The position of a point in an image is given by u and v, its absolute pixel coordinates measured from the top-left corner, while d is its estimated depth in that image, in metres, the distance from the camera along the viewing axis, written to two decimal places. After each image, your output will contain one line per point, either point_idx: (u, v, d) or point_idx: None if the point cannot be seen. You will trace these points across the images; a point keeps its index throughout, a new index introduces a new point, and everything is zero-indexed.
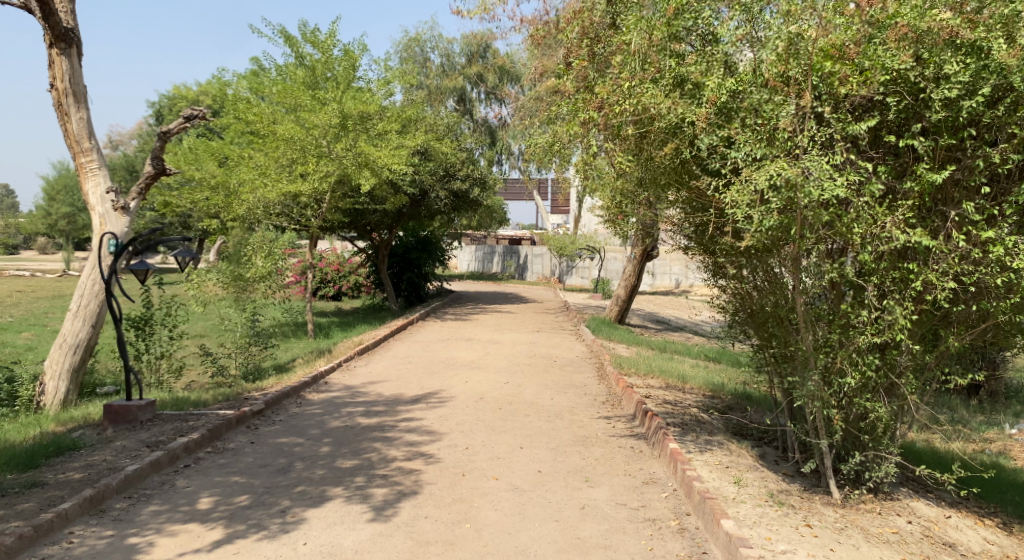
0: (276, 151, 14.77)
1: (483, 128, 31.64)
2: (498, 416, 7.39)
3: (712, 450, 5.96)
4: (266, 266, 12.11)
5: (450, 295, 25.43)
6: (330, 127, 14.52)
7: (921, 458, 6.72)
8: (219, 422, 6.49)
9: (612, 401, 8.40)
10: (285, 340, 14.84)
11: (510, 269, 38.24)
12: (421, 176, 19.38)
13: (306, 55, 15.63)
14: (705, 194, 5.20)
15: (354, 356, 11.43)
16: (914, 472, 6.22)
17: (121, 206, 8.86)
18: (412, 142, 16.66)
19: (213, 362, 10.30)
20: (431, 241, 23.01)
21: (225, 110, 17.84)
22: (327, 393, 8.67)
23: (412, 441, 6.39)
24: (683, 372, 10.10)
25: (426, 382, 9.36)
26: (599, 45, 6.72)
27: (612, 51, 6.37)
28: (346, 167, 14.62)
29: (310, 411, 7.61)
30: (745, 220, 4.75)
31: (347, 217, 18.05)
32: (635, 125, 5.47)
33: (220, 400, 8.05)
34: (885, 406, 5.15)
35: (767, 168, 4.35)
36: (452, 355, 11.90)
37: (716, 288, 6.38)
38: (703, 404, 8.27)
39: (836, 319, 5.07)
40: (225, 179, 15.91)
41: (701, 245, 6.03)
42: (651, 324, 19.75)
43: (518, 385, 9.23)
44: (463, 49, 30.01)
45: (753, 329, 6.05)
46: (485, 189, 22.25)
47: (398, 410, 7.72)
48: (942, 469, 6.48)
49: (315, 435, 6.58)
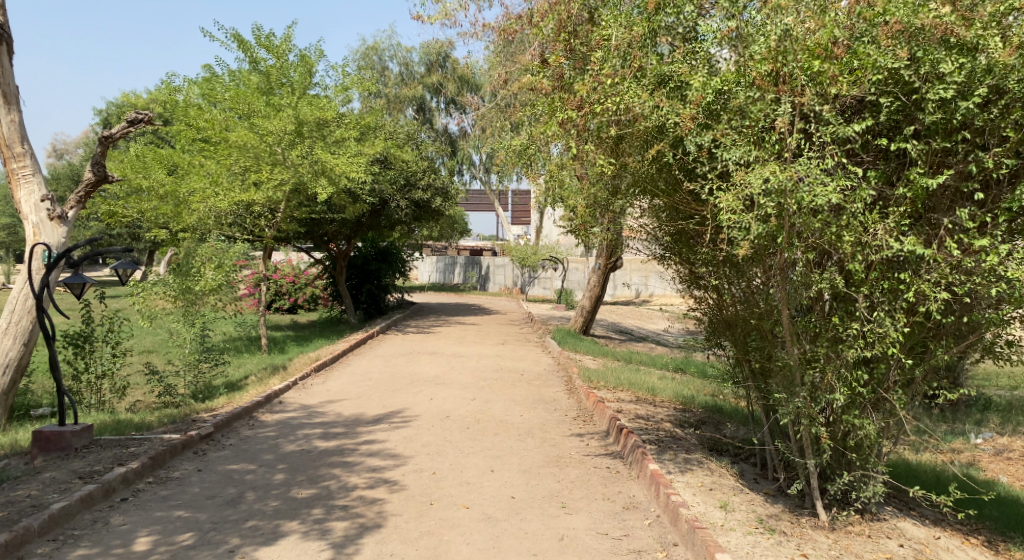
0: (228, 159, 14.17)
1: (443, 137, 31.30)
2: (465, 436, 7.00)
3: (692, 470, 5.68)
4: (216, 279, 11.50)
5: (411, 307, 24.87)
6: (285, 133, 14.01)
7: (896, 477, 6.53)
8: (162, 449, 5.94)
9: (583, 417, 8.09)
10: (237, 356, 14.13)
11: (471, 280, 37.80)
12: (381, 185, 18.89)
13: (260, 60, 15.07)
14: (687, 200, 4.93)
15: (311, 373, 10.88)
16: (895, 489, 6.03)
17: (58, 215, 8.20)
18: (371, 150, 16.22)
19: (159, 380, 9.64)
20: (391, 252, 22.44)
21: (175, 116, 17.12)
22: (283, 413, 8.14)
23: (374, 466, 5.94)
24: (652, 384, 9.85)
25: (388, 400, 8.90)
26: (574, 39, 6.45)
27: (586, 48, 6.07)
28: (302, 175, 14.12)
29: (263, 434, 7.08)
30: (731, 227, 4.51)
31: (304, 227, 17.44)
32: (615, 126, 5.20)
33: (165, 422, 7.44)
34: (873, 422, 4.95)
35: (756, 172, 4.11)
36: (415, 370, 11.45)
37: (692, 299, 6.15)
38: (676, 419, 8.02)
39: (824, 330, 4.84)
40: (174, 187, 15.21)
41: (680, 253, 5.76)
42: (615, 335, 19.56)
43: (485, 401, 8.85)
44: (423, 58, 29.69)
45: (732, 341, 5.82)
46: (447, 199, 21.89)
47: (359, 431, 7.25)
48: (935, 490, 6.28)
49: (269, 461, 6.08)
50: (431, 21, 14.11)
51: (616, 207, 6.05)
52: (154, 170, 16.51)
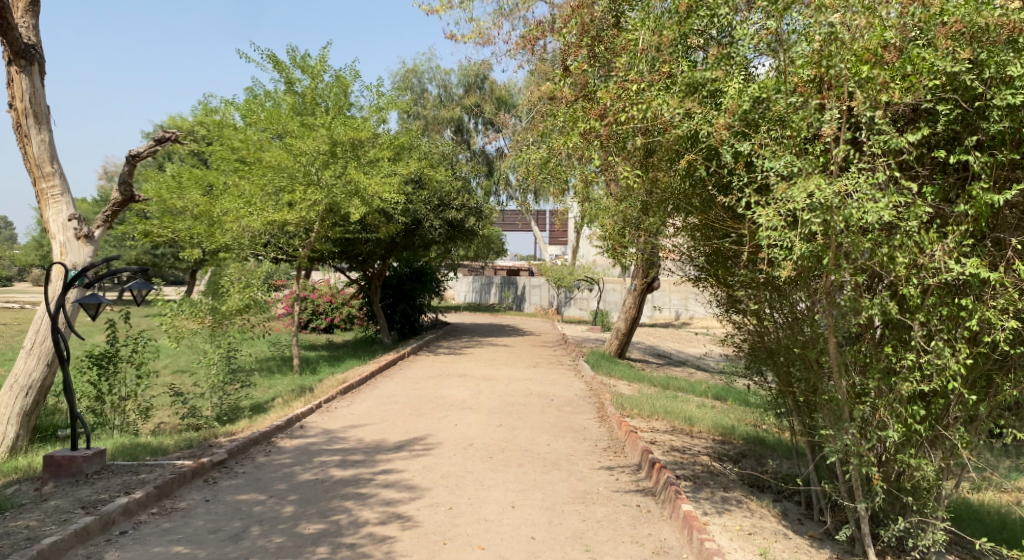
0: (262, 179, 14.22)
1: (480, 157, 31.32)
2: (488, 467, 6.65)
3: (730, 511, 5.22)
4: (243, 299, 11.44)
5: (445, 327, 24.66)
6: (319, 154, 13.96)
7: (965, 526, 5.95)
8: (170, 477, 5.74)
9: (614, 447, 7.67)
10: (268, 376, 14.05)
11: (508, 300, 37.50)
12: (415, 205, 18.79)
13: (296, 81, 15.18)
14: (723, 218, 4.58)
15: (336, 395, 10.68)
16: (958, 537, 5.47)
17: (85, 235, 8.22)
18: (404, 170, 16.15)
19: (184, 402, 9.55)
20: (425, 271, 22.33)
21: (213, 137, 17.34)
22: (303, 439, 7.91)
23: (389, 499, 5.63)
24: (689, 413, 9.34)
25: (412, 426, 8.61)
26: (604, 45, 6.14)
27: (615, 53, 5.73)
28: (336, 196, 14.05)
29: (279, 461, 6.85)
30: (770, 245, 4.15)
31: (338, 247, 17.44)
32: (644, 136, 4.87)
33: (182, 447, 7.28)
34: (932, 463, 4.45)
35: (798, 186, 3.77)
36: (443, 393, 11.16)
37: (729, 324, 5.75)
38: (714, 451, 7.55)
39: (875, 361, 4.39)
40: (209, 208, 15.37)
41: (717, 274, 5.38)
42: (652, 358, 18.99)
43: (512, 428, 8.50)
44: (460, 80, 29.90)
45: (773, 370, 5.40)
46: (481, 219, 21.74)
47: (378, 459, 6.96)
48: (1006, 542, 5.69)
49: (280, 491, 5.83)
50: (465, 40, 13.97)
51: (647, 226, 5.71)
52: (191, 190, 16.69)
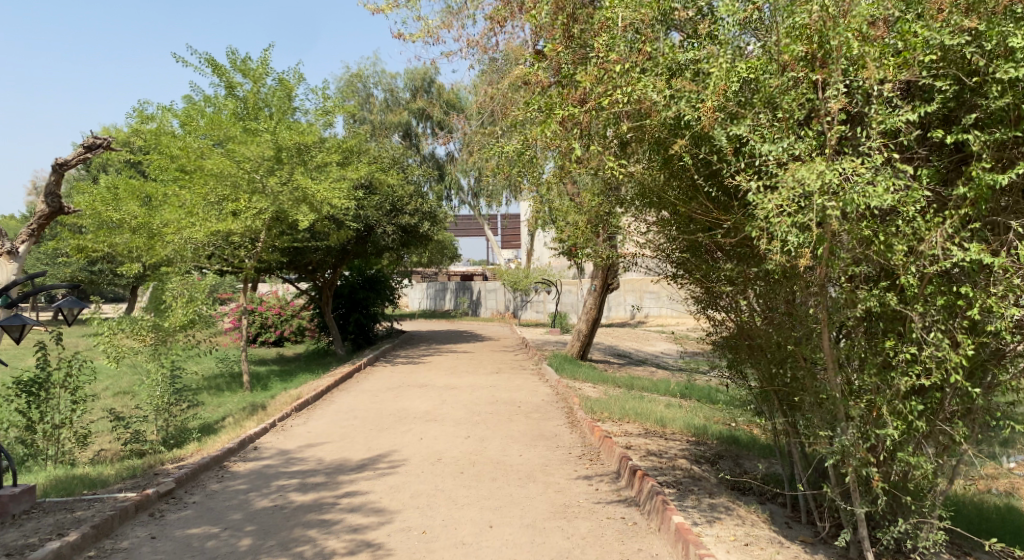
0: (203, 188, 13.47)
1: (431, 162, 30.93)
2: (460, 483, 6.26)
3: (721, 520, 4.94)
4: (187, 314, 10.72)
5: (401, 335, 24.06)
6: (263, 160, 13.33)
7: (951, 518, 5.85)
8: (110, 514, 5.16)
9: (590, 455, 7.37)
10: (216, 394, 13.29)
11: (463, 306, 37.01)
12: (366, 210, 18.21)
13: (237, 84, 14.50)
14: (710, 210, 4.35)
15: (291, 413, 10.10)
16: (946, 531, 5.34)
17: (8, 251, 6.73)
18: (354, 174, 15.60)
19: (125, 427, 8.84)
20: (379, 279, 21.75)
21: (149, 145, 16.44)
22: (258, 461, 7.36)
23: (356, 525, 5.19)
24: (660, 414, 9.13)
25: (375, 442, 8.13)
26: (575, 26, 5.84)
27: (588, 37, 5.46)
28: (283, 203, 13.43)
29: (233, 487, 6.30)
30: (763, 237, 3.92)
31: (286, 256, 16.74)
32: (628, 121, 4.61)
33: (124, 477, 6.65)
34: (930, 460, 4.28)
35: (798, 171, 3.53)
36: (405, 405, 10.71)
37: (708, 321, 5.55)
38: (690, 454, 7.32)
39: (872, 355, 4.19)
40: (146, 219, 14.51)
41: (697, 270, 5.16)
42: (613, 359, 18.85)
43: (481, 439, 8.13)
44: (408, 84, 29.47)
45: (757, 368, 5.21)
46: (435, 224, 21.29)
47: (341, 480, 6.47)
48: (991, 533, 5.61)
49: (235, 522, 5.30)
50: (413, 39, 13.54)
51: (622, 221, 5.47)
52: (126, 201, 15.76)
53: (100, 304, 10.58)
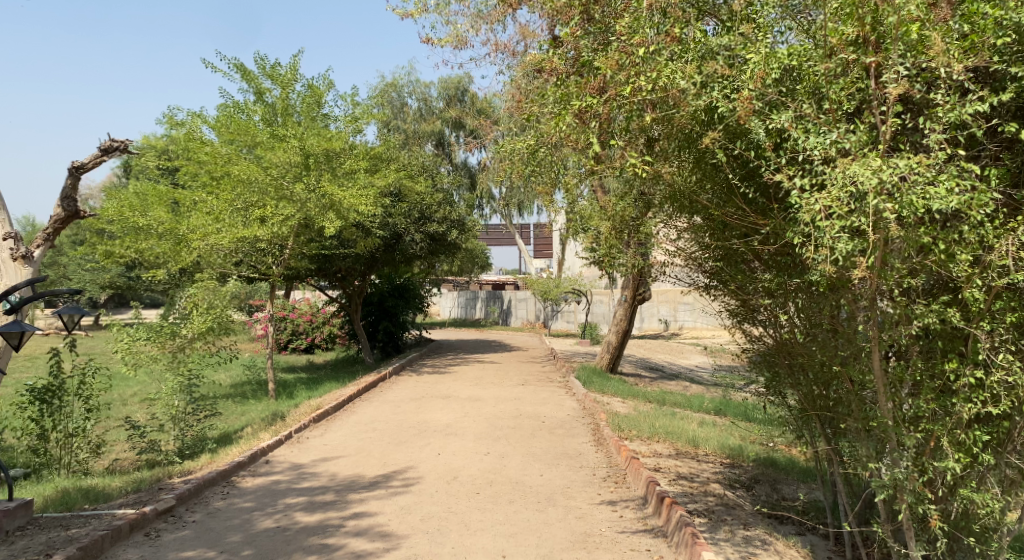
0: (230, 194, 13.35)
1: (462, 170, 30.78)
2: (474, 506, 5.87)
3: (757, 557, 4.45)
4: (208, 321, 10.55)
5: (430, 344, 23.78)
6: (290, 166, 13.22)
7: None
8: (104, 533, 4.90)
9: (615, 477, 6.93)
10: (240, 403, 13.13)
11: (493, 315, 36.67)
12: (395, 218, 17.99)
13: (265, 91, 14.43)
14: (747, 214, 3.96)
15: (309, 424, 9.84)
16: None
17: (22, 255, 6.56)
18: (382, 182, 15.42)
19: (140, 436, 8.66)
20: (408, 288, 21.54)
21: (180, 152, 16.49)
22: (268, 476, 7.06)
23: (359, 551, 4.84)
24: (692, 433, 8.63)
25: (391, 457, 7.80)
26: (600, 13, 5.47)
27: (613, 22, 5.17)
28: (310, 210, 13.24)
29: (238, 505, 6.01)
30: (807, 243, 3.50)
31: (314, 264, 16.59)
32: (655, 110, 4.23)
33: (129, 491, 6.42)
34: (999, 499, 3.73)
35: (847, 169, 3.12)
36: (426, 417, 10.39)
37: (743, 336, 5.12)
38: (724, 478, 6.82)
39: (929, 379, 3.71)
40: (174, 225, 14.49)
41: (732, 280, 4.76)
42: (645, 372, 18.30)
43: (500, 456, 7.74)
44: (441, 93, 29.42)
45: (798, 390, 4.78)
46: (465, 232, 21.01)
47: (350, 500, 6.12)
48: None
49: (233, 545, 4.98)
50: (442, 44, 13.29)
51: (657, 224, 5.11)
52: (155, 207, 15.76)
53: (139, 310, 10.44)
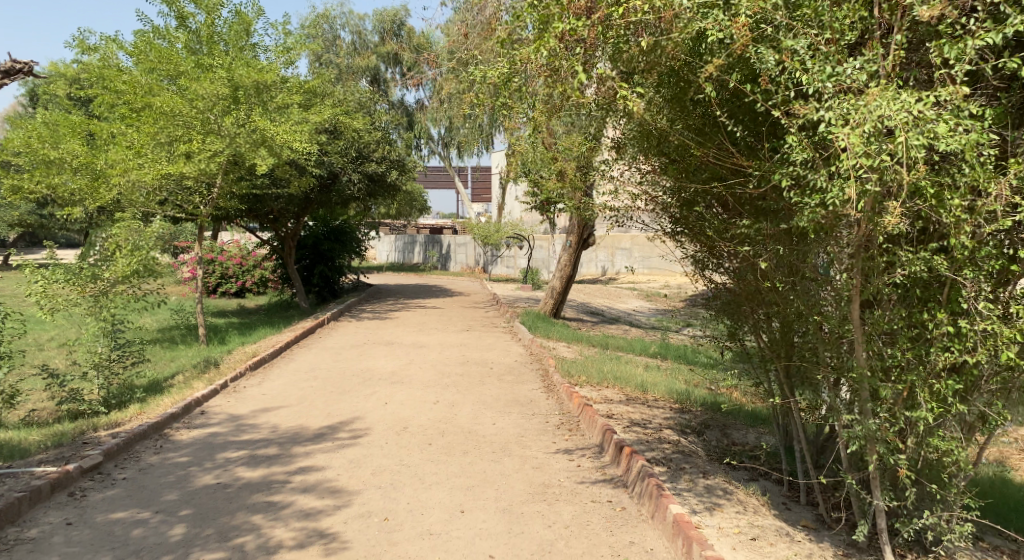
0: (152, 126, 12.29)
1: (400, 109, 29.62)
2: (427, 458, 5.66)
3: (721, 508, 4.45)
4: (131, 264, 9.77)
5: (368, 289, 23.21)
6: (218, 99, 12.25)
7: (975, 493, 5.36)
8: (20, 494, 4.42)
9: (569, 424, 6.84)
10: (170, 348, 12.44)
11: (432, 260, 36.13)
12: (330, 156, 17.13)
13: (186, 13, 13.20)
14: (731, 155, 3.84)
15: (246, 372, 9.38)
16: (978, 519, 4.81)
17: None
18: (317, 117, 14.56)
19: (58, 385, 8.02)
20: (346, 231, 20.79)
21: (91, 79, 15.06)
22: (204, 428, 6.63)
23: (308, 510, 4.54)
24: (640, 378, 8.63)
25: (336, 406, 7.49)
26: None
27: None
28: (240, 146, 12.35)
29: (173, 460, 5.59)
30: (796, 188, 3.39)
31: (245, 204, 15.68)
32: (652, 35, 4.16)
33: (49, 446, 5.89)
34: (964, 448, 3.74)
35: (850, 106, 2.94)
36: (370, 364, 10.09)
37: (706, 283, 5.07)
38: (676, 423, 6.83)
39: (905, 328, 3.66)
40: (88, 159, 13.32)
41: (697, 226, 4.67)
42: (586, 317, 18.38)
43: (451, 404, 7.56)
44: (377, 26, 27.96)
45: (764, 339, 4.78)
46: (404, 173, 20.28)
47: (295, 453, 5.79)
48: (1011, 510, 5.14)
49: (169, 504, 4.59)
50: None
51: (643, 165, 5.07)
52: (67, 139, 14.43)
53: (54, 250, 9.53)
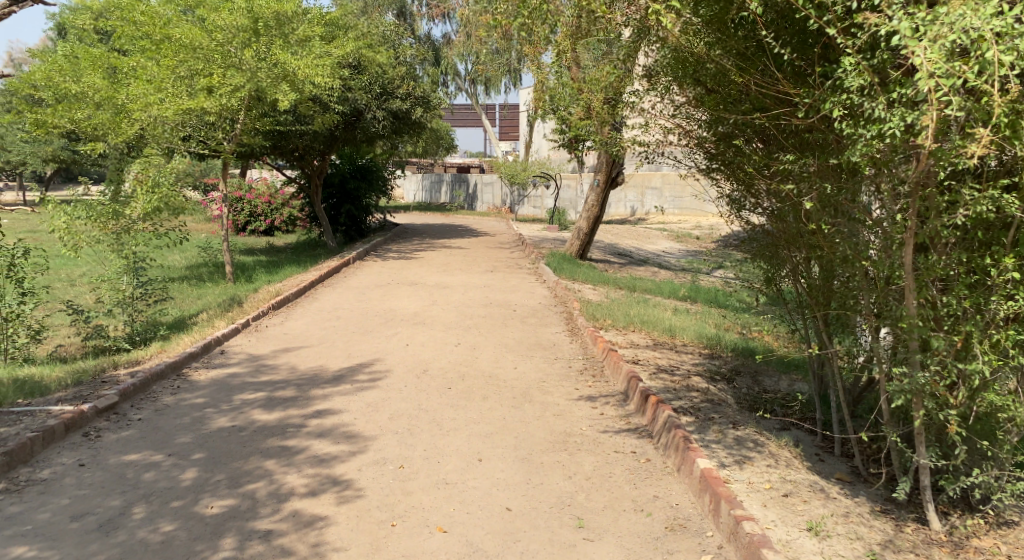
0: (172, 59, 11.99)
1: (427, 43, 28.73)
2: (446, 403, 5.50)
3: (751, 461, 4.24)
4: (152, 202, 9.63)
5: (394, 229, 23.02)
6: (237, 31, 11.83)
7: None
8: (33, 435, 4.35)
9: (592, 370, 6.64)
10: (196, 286, 12.45)
11: (459, 200, 35.75)
12: (354, 92, 16.68)
13: None
14: (776, 80, 3.49)
15: (268, 311, 9.31)
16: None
17: None
18: (340, 51, 14.06)
19: (82, 322, 8.00)
20: (371, 169, 20.47)
21: (110, 11, 14.65)
22: (222, 369, 6.56)
23: (322, 455, 4.43)
24: (668, 322, 8.36)
25: (356, 348, 7.38)
26: None
27: None
28: (261, 81, 11.97)
29: (189, 401, 5.53)
30: (850, 118, 3.01)
31: (269, 141, 15.40)
32: None
33: (68, 383, 5.86)
34: None
35: (919, 18, 2.53)
36: (393, 305, 9.96)
37: (743, 223, 4.73)
38: (705, 370, 6.57)
39: (965, 275, 3.29)
40: (110, 93, 13.08)
41: (735, 163, 4.33)
42: (613, 258, 18.00)
43: (472, 347, 7.39)
44: None
45: (802, 285, 4.46)
46: (430, 110, 19.75)
47: (313, 396, 5.68)
48: None
49: (182, 447, 4.51)
50: None
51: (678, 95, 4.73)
52: (88, 73, 14.19)
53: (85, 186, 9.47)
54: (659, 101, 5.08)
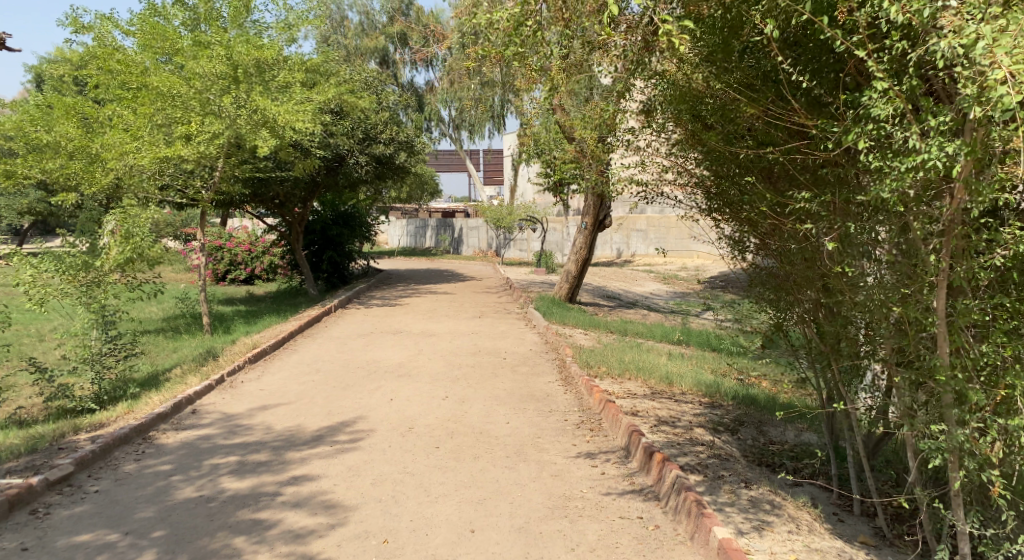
0: (149, 107, 11.74)
1: (410, 91, 28.87)
2: (434, 464, 5.09)
3: (771, 526, 3.86)
4: (125, 252, 9.22)
5: (378, 275, 22.66)
6: (216, 78, 11.57)
7: None
8: None
9: (589, 423, 6.25)
10: (172, 339, 11.96)
11: (444, 244, 35.55)
12: (337, 137, 16.52)
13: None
14: (790, 110, 3.24)
15: (244, 365, 8.85)
16: None
17: None
18: (321, 97, 13.91)
19: (44, 381, 7.50)
20: (354, 216, 20.18)
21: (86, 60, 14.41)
22: (193, 430, 6.10)
23: (298, 530, 3.99)
24: (664, 368, 8.03)
25: (337, 404, 6.94)
26: None
27: None
28: (240, 128, 11.72)
29: (154, 469, 5.07)
30: (878, 149, 2.74)
31: (249, 189, 15.11)
32: None
33: (21, 451, 5.37)
34: None
35: (962, 37, 2.27)
36: (377, 355, 9.54)
37: (749, 266, 4.44)
38: (707, 420, 6.21)
39: (1002, 320, 3.00)
40: (83, 142, 12.73)
41: (739, 202, 4.06)
42: (601, 301, 17.74)
43: (461, 400, 6.99)
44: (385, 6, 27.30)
45: (815, 331, 4.15)
46: (413, 155, 19.62)
47: (289, 460, 5.24)
48: None
49: (141, 524, 4.06)
50: None
51: (677, 131, 4.49)
52: (63, 122, 13.86)
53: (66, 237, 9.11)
54: (656, 138, 4.83)
